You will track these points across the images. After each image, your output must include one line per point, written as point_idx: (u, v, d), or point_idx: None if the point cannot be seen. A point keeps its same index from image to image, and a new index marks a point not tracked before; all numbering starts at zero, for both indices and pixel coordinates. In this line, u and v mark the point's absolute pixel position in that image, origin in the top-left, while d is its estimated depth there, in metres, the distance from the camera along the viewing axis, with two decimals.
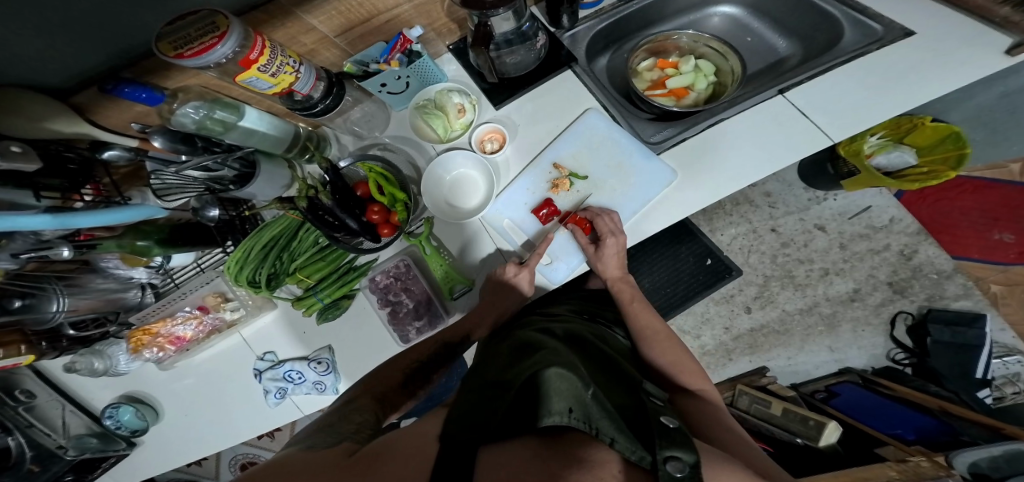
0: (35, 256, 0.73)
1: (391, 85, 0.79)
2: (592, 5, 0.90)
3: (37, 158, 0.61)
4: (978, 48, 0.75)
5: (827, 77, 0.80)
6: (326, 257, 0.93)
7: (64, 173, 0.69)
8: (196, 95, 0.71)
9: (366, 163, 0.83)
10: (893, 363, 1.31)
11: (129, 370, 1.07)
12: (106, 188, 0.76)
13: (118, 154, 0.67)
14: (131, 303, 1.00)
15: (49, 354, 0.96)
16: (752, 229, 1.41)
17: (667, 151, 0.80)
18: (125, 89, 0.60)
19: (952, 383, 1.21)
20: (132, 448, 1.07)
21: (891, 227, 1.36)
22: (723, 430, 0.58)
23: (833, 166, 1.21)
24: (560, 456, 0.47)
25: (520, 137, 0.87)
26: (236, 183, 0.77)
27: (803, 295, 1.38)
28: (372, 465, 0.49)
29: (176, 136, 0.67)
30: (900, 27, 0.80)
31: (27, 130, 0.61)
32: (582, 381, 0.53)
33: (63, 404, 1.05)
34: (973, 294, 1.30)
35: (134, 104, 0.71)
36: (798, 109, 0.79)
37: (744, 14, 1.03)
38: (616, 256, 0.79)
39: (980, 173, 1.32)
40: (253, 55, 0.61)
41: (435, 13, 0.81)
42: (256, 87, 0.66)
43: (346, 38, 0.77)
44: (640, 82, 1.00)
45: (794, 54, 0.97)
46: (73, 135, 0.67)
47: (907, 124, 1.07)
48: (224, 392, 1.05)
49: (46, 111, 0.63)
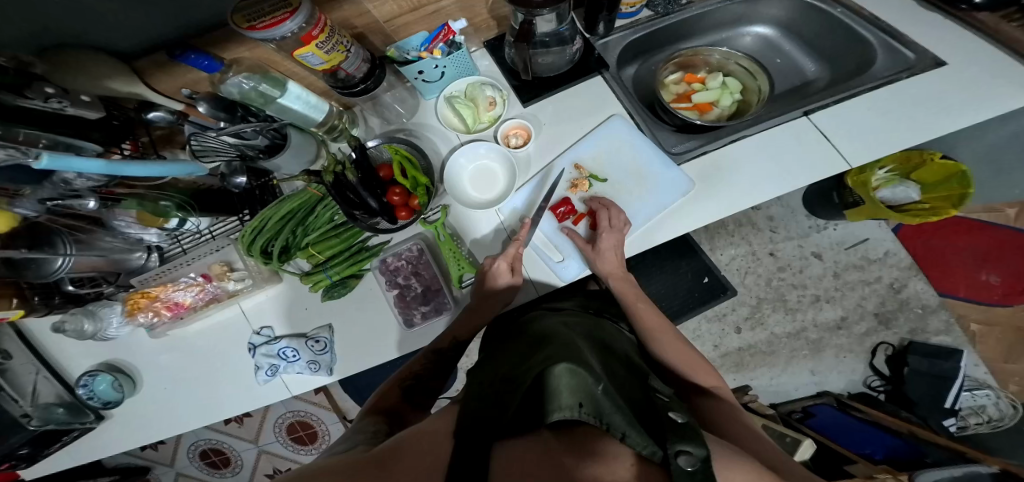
0: (57, 202, 0.74)
1: (427, 73, 0.81)
2: (628, 15, 0.94)
3: (101, 106, 0.67)
4: (988, 93, 0.80)
5: (852, 103, 0.83)
6: (340, 235, 0.94)
7: (106, 128, 0.72)
8: (247, 68, 0.73)
9: (392, 146, 0.86)
10: (869, 389, 1.37)
11: (117, 335, 1.06)
12: (143, 146, 0.80)
13: (162, 116, 0.72)
14: (134, 265, 1.01)
15: (39, 311, 0.95)
16: (751, 251, 1.45)
17: (687, 162, 0.84)
18: (189, 56, 0.64)
19: (921, 409, 1.28)
20: (99, 422, 1.06)
21: (885, 259, 1.40)
22: (734, 428, 0.60)
23: (839, 195, 1.26)
24: (572, 451, 0.49)
25: (544, 135, 0.89)
26: (266, 153, 0.80)
27: (792, 319, 1.42)
28: (388, 458, 0.52)
29: (221, 104, 0.74)
30: (932, 56, 0.84)
31: (86, 86, 0.64)
32: (592, 377, 0.56)
33: (38, 369, 1.03)
34: (954, 330, 1.35)
35: (187, 72, 0.74)
36: (821, 132, 0.83)
37: (775, 35, 1.07)
38: (613, 254, 0.80)
39: (976, 214, 1.33)
40: (315, 32, 0.63)
41: (478, 9, 0.83)
42: (308, 62, 0.68)
43: (392, 25, 0.79)
44: (666, 94, 1.04)
45: (822, 77, 1.02)
46: (126, 94, 0.69)
47: (918, 158, 1.10)
48: (215, 365, 1.05)
49: (108, 71, 0.65)
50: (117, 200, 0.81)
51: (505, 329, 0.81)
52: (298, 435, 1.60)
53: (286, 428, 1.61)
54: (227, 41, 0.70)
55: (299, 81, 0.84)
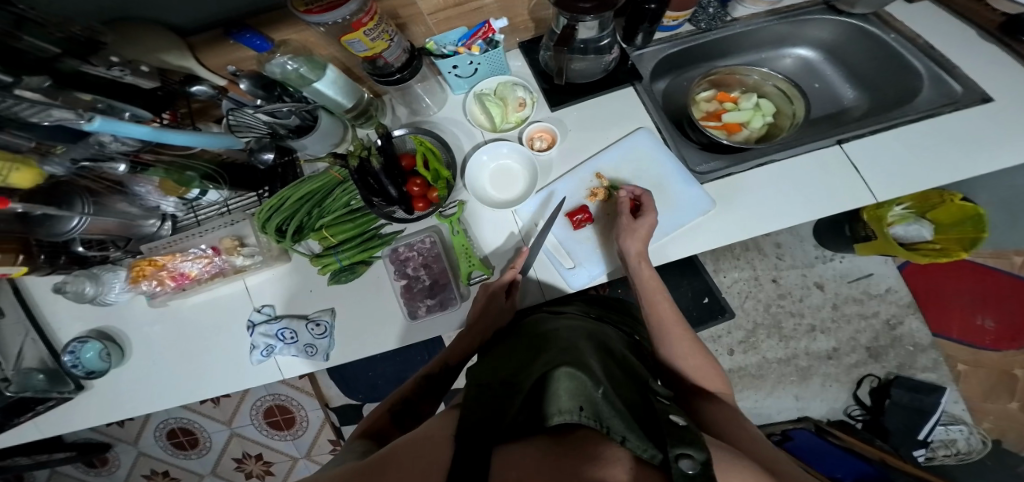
0: (89, 164, 0.75)
1: (461, 69, 0.83)
2: (669, 28, 0.94)
3: (157, 78, 0.70)
4: (1012, 139, 0.81)
5: (887, 136, 0.84)
6: (355, 221, 0.95)
7: (150, 97, 0.76)
8: (293, 50, 0.74)
9: (417, 137, 0.87)
10: (848, 417, 1.36)
11: (115, 302, 1.05)
12: (180, 117, 0.82)
13: (205, 90, 0.76)
14: (146, 232, 1.03)
15: (42, 269, 0.94)
16: (754, 276, 1.44)
17: (710, 182, 0.84)
18: (245, 34, 0.66)
19: (895, 439, 1.31)
20: (77, 393, 1.04)
21: (885, 296, 1.39)
22: (732, 429, 0.59)
23: (850, 229, 1.26)
24: (573, 455, 0.48)
25: (569, 141, 0.90)
26: (295, 132, 0.81)
27: (785, 346, 1.41)
28: (384, 466, 0.51)
29: (259, 80, 0.75)
30: (980, 91, 0.85)
31: (142, 56, 0.67)
32: (591, 380, 0.55)
33: (27, 331, 1.04)
34: (940, 367, 1.35)
35: (236, 51, 0.75)
36: (850, 161, 0.83)
37: (816, 58, 1.08)
38: (636, 244, 0.78)
39: (983, 259, 1.35)
40: (365, 19, 0.64)
41: (518, 9, 0.84)
42: (353, 48, 0.69)
43: (434, 18, 0.80)
44: (697, 110, 1.05)
45: (858, 106, 1.05)
46: (177, 67, 0.72)
47: (936, 198, 1.11)
48: (207, 334, 1.04)
49: (163, 44, 0.69)
50: (146, 167, 0.81)
51: (503, 334, 0.80)
52: (276, 419, 1.59)
53: (262, 412, 1.59)
54: (274, 20, 0.71)
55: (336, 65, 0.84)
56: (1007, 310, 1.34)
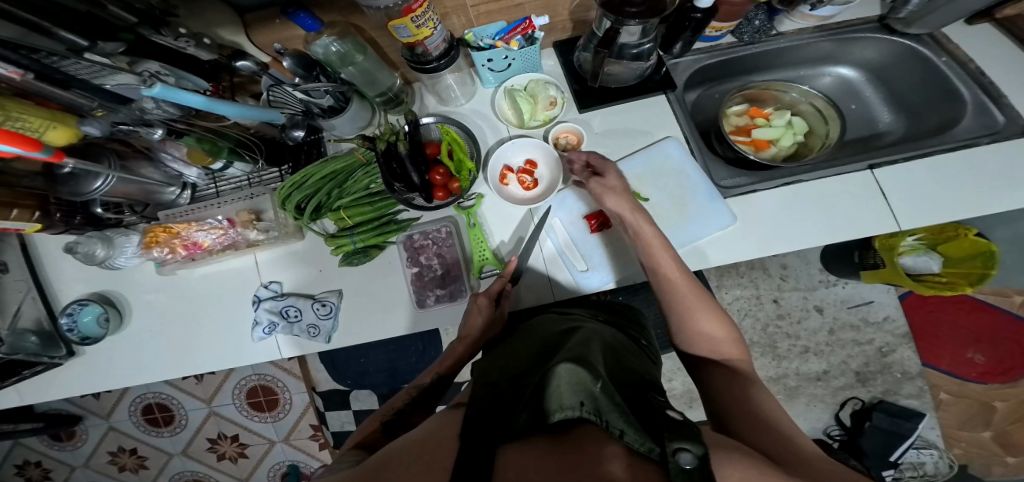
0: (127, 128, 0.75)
1: (495, 62, 0.84)
2: (710, 39, 0.94)
3: (216, 52, 0.74)
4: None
5: (917, 164, 0.83)
6: (374, 204, 0.95)
7: (199, 70, 0.77)
8: (338, 32, 0.75)
9: (445, 126, 0.89)
10: (826, 436, 1.38)
11: (124, 266, 1.06)
12: (223, 90, 0.82)
13: (249, 66, 0.77)
14: (165, 199, 1.05)
15: (58, 226, 0.97)
16: (756, 295, 1.44)
17: (733, 198, 0.84)
18: (295, 13, 0.66)
19: (869, 459, 1.31)
20: (68, 359, 1.04)
21: (882, 324, 1.38)
22: (747, 416, 0.57)
23: (859, 256, 1.24)
24: (570, 455, 0.47)
25: (595, 145, 0.90)
26: (326, 113, 0.81)
27: (777, 365, 1.41)
28: (384, 471, 0.51)
29: (303, 61, 0.77)
30: (1023, 124, 0.84)
31: (199, 29, 0.75)
32: (592, 375, 0.56)
33: (29, 289, 1.05)
34: (924, 396, 1.35)
35: (284, 29, 0.77)
36: (880, 188, 0.83)
37: (859, 79, 1.09)
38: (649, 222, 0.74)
39: (985, 295, 1.35)
40: (415, 6, 0.65)
41: (560, 9, 0.84)
42: (398, 33, 0.70)
43: (477, 10, 0.80)
44: (727, 124, 1.05)
45: (896, 130, 1.05)
46: (229, 43, 0.77)
47: (951, 231, 1.08)
48: (211, 305, 1.05)
49: (220, 20, 0.74)
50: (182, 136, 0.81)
51: (508, 335, 0.80)
52: (257, 401, 1.60)
53: (245, 393, 1.60)
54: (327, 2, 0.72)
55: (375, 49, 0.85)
56: (999, 347, 1.33)
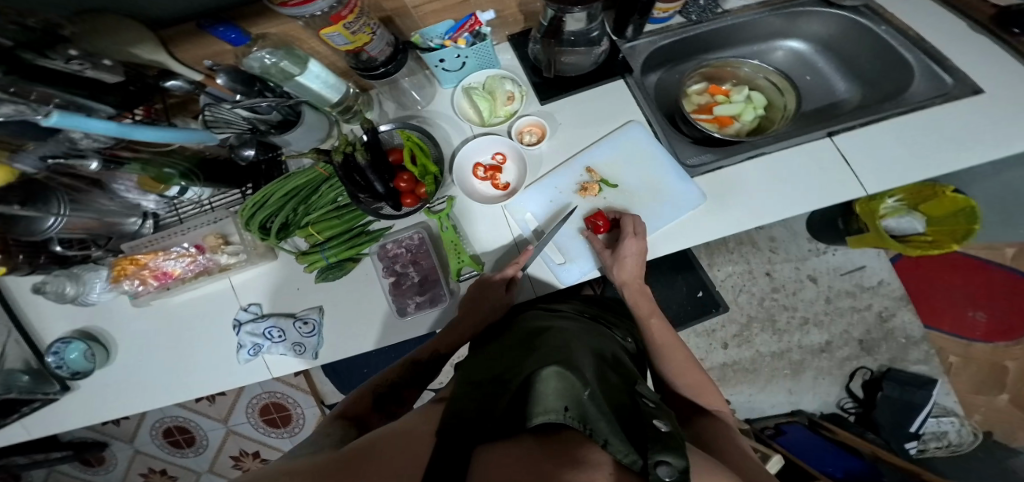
0: (60, 161, 0.72)
1: (449, 62, 0.81)
2: (660, 21, 0.93)
3: (121, 72, 0.68)
4: (1006, 132, 0.81)
5: (875, 130, 0.83)
6: (342, 217, 0.93)
7: (123, 94, 0.72)
8: (274, 43, 0.73)
9: (405, 131, 0.84)
10: (841, 410, 1.38)
11: (99, 301, 1.02)
12: (156, 113, 0.80)
13: (180, 85, 0.71)
14: (128, 230, 1.01)
15: (22, 268, 0.91)
16: (748, 269, 1.45)
17: (701, 175, 0.83)
18: (218, 27, 0.63)
19: (887, 434, 1.30)
20: (64, 393, 1.01)
21: (878, 288, 1.40)
22: (726, 443, 0.60)
23: (845, 221, 1.29)
24: (551, 458, 0.47)
25: (560, 136, 0.89)
26: (278, 128, 0.79)
27: (779, 340, 1.42)
28: (363, 459, 0.51)
29: (240, 76, 0.70)
30: (971, 83, 0.84)
31: (114, 50, 0.65)
32: (581, 380, 0.56)
33: (10, 331, 1.01)
34: (932, 361, 1.36)
35: (214, 43, 0.73)
36: (841, 154, 0.83)
37: (810, 52, 1.08)
38: (634, 257, 0.78)
39: (976, 251, 1.37)
40: (344, 12, 0.62)
41: (509, 2, 0.82)
42: (334, 42, 0.67)
43: (421, 10, 0.77)
44: (688, 104, 1.05)
45: (853, 97, 1.05)
46: (150, 60, 0.69)
47: (929, 191, 1.11)
48: (195, 335, 1.02)
49: (136, 37, 0.66)
50: (122, 165, 0.78)
51: (495, 328, 0.80)
52: (271, 417, 1.57)
53: (259, 410, 1.57)
54: (256, 13, 0.69)
55: (320, 59, 0.82)
56: (998, 306, 1.36)
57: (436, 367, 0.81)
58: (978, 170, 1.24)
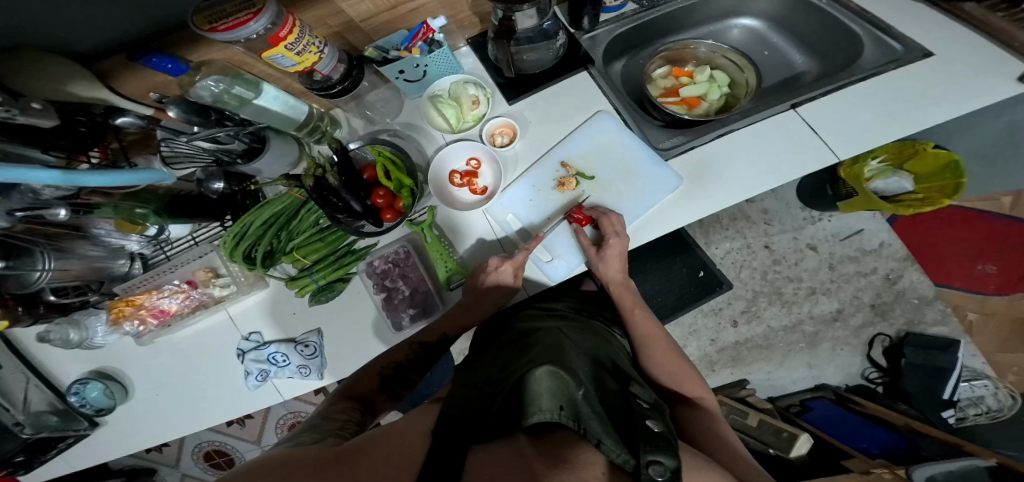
0: (28, 213, 0.72)
1: (409, 72, 0.79)
2: (614, 9, 0.93)
3: (55, 115, 0.62)
4: (973, 85, 0.80)
5: (840, 96, 0.83)
6: (325, 239, 0.92)
7: (73, 135, 0.69)
8: (218, 70, 0.72)
9: (376, 147, 0.83)
10: (867, 381, 1.36)
11: (105, 343, 1.03)
12: (112, 153, 0.75)
13: (132, 121, 0.69)
14: (119, 272, 0.99)
15: (23, 321, 0.91)
16: (746, 244, 1.44)
17: (675, 158, 0.83)
18: (152, 59, 0.62)
19: (919, 403, 1.27)
20: (94, 428, 1.02)
21: (880, 251, 1.40)
22: (712, 440, 0.61)
23: (832, 188, 1.26)
24: (545, 458, 0.46)
25: (531, 133, 0.88)
26: (244, 157, 0.77)
27: (788, 312, 1.41)
28: (361, 456, 0.51)
29: (191, 107, 0.69)
30: (921, 48, 0.83)
31: (46, 89, 0.62)
32: (573, 380, 0.56)
33: (29, 377, 1.01)
34: (950, 320, 1.35)
35: (155, 75, 0.71)
36: (809, 124, 0.82)
37: (763, 28, 1.06)
38: (619, 258, 0.79)
39: (971, 203, 1.36)
40: (283, 33, 0.61)
41: (459, 5, 0.82)
42: (280, 64, 0.66)
43: (370, 24, 0.78)
44: (653, 88, 1.03)
45: (811, 70, 1.02)
46: (90, 99, 0.67)
47: (911, 149, 1.11)
48: (206, 370, 1.02)
49: (68, 73, 0.63)
50: (92, 208, 0.77)
51: (494, 325, 0.79)
52: None
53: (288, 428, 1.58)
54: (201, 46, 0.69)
55: (272, 82, 0.81)
56: (1006, 255, 1.34)
57: (441, 351, 0.81)
58: None
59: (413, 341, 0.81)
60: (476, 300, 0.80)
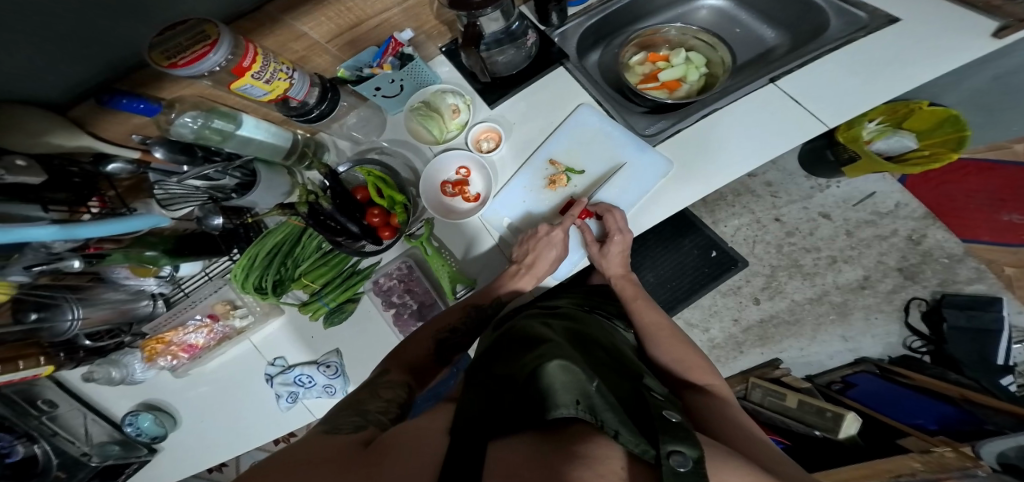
0: (45, 268, 0.76)
1: (385, 88, 0.81)
2: (580, 2, 0.93)
3: (42, 171, 0.63)
4: (962, 34, 0.76)
5: (817, 65, 0.80)
6: (328, 263, 0.94)
7: (69, 187, 0.69)
8: (191, 106, 0.73)
9: (364, 168, 0.84)
10: (910, 351, 1.29)
11: (144, 378, 1.07)
12: (110, 201, 0.76)
13: (121, 167, 0.71)
14: (143, 313, 1.01)
15: (66, 365, 0.97)
16: (755, 219, 1.41)
17: (663, 143, 0.82)
18: (121, 101, 0.63)
19: (971, 369, 1.18)
20: (153, 454, 1.07)
21: (897, 212, 1.34)
22: (729, 428, 0.58)
23: (833, 154, 1.22)
24: (559, 454, 0.44)
25: (514, 135, 0.88)
26: (238, 191, 0.79)
27: (812, 284, 1.36)
28: (384, 453, 0.48)
29: (176, 146, 0.71)
30: (884, 14, 0.81)
31: (26, 144, 0.61)
32: (585, 373, 0.51)
33: (86, 413, 1.06)
34: (987, 277, 1.28)
35: (132, 116, 0.71)
36: (791, 96, 0.80)
37: (730, 6, 1.04)
38: (621, 254, 0.81)
39: (982, 154, 1.33)
40: (246, 62, 0.63)
41: (424, 15, 0.83)
42: (250, 94, 0.68)
43: (336, 44, 0.79)
44: (631, 76, 1.01)
45: (782, 43, 0.98)
46: (73, 148, 0.68)
47: (906, 108, 1.07)
48: (240, 396, 1.06)
49: (43, 125, 0.63)
50: (104, 256, 0.80)
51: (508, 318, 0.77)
52: None
53: None
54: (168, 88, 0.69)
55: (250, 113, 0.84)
56: None
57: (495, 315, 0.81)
58: None
59: (464, 306, 0.82)
60: (532, 265, 0.80)
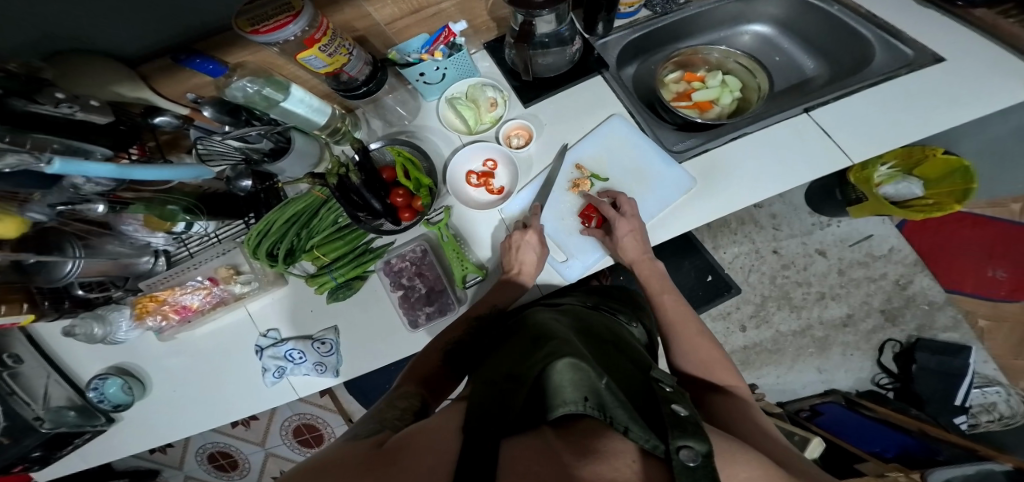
0: (68, 207, 0.76)
1: (429, 75, 0.84)
2: (627, 16, 0.97)
3: (110, 112, 0.66)
4: (987, 88, 0.82)
5: (851, 100, 0.85)
6: (344, 238, 0.95)
7: (114, 133, 0.71)
8: (251, 72, 0.73)
9: (395, 148, 0.88)
10: (878, 387, 1.35)
11: (125, 340, 1.03)
12: (150, 151, 0.78)
13: (169, 120, 0.73)
14: (142, 269, 1.00)
15: (49, 315, 0.96)
16: (754, 249, 1.46)
17: (689, 160, 0.85)
18: (194, 60, 0.64)
19: (932, 407, 1.27)
20: (110, 425, 1.04)
21: (890, 256, 1.40)
22: (742, 420, 0.59)
23: (841, 193, 1.28)
24: (573, 448, 0.47)
25: (546, 135, 0.91)
26: (270, 156, 0.80)
27: (797, 317, 1.41)
28: (396, 458, 0.48)
29: (225, 107, 0.74)
30: (932, 52, 0.86)
31: (91, 90, 0.65)
32: (595, 371, 0.52)
33: (49, 373, 1.02)
34: (962, 326, 1.35)
35: (190, 78, 0.74)
36: (821, 128, 0.84)
37: (774, 33, 1.10)
38: (631, 236, 0.81)
39: (980, 209, 1.36)
40: (317, 35, 0.64)
41: (477, 11, 0.86)
42: (311, 65, 0.69)
43: (393, 28, 0.81)
44: (666, 92, 1.07)
45: (821, 74, 1.05)
46: (133, 99, 0.70)
47: (920, 154, 1.13)
48: (220, 367, 1.04)
49: (110, 78, 0.66)
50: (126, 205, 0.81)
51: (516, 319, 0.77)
52: (304, 438, 1.58)
53: (292, 431, 1.58)
54: (230, 45, 0.70)
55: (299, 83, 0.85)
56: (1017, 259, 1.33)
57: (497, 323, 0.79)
58: (960, 130, 1.24)
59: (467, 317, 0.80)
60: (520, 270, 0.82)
